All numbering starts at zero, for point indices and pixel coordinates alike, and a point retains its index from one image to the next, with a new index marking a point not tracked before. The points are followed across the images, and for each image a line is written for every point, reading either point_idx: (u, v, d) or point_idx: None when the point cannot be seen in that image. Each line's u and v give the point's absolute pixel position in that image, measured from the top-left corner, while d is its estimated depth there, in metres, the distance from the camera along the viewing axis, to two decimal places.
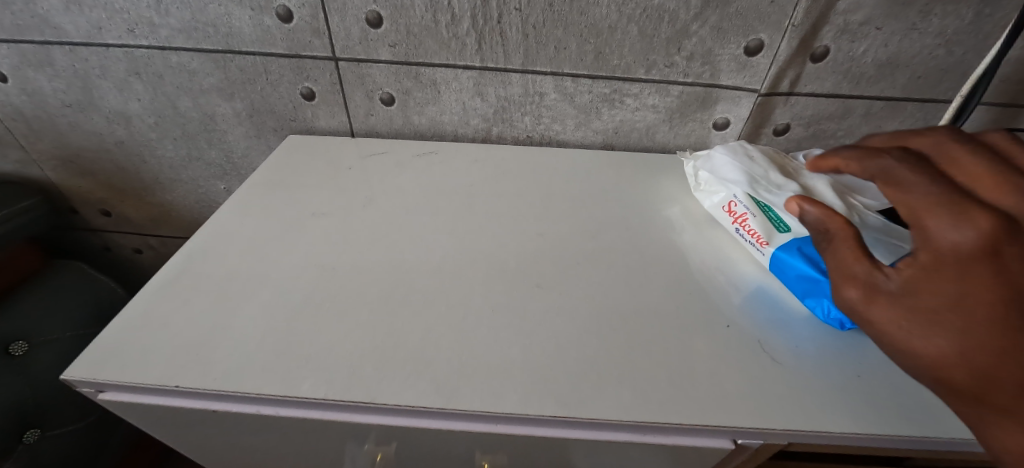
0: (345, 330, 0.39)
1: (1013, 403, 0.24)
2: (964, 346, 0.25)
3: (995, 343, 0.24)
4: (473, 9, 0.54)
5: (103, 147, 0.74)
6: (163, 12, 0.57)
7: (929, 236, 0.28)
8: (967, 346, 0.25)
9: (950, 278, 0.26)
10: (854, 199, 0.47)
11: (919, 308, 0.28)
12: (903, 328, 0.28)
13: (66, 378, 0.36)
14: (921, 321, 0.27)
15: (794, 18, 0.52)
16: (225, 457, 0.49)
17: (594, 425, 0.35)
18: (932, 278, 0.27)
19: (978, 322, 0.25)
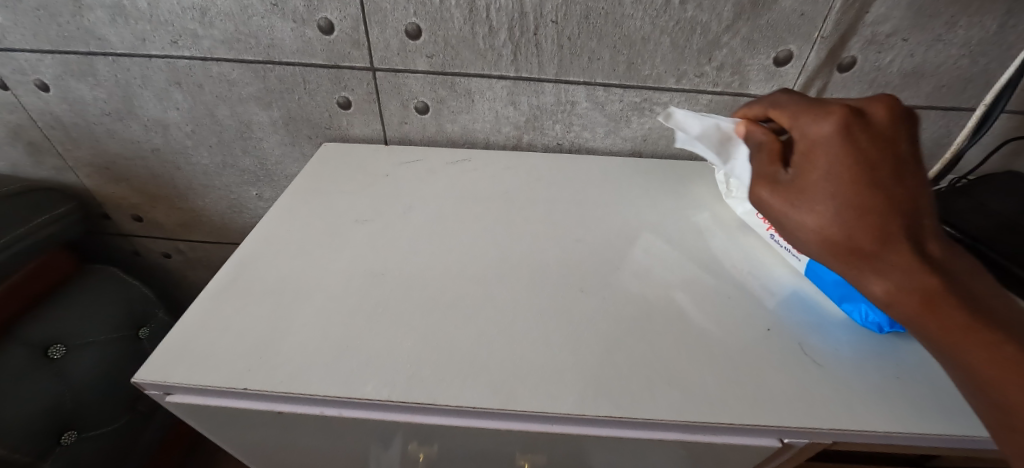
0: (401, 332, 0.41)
1: (873, 246, 0.31)
2: (836, 211, 0.33)
3: (853, 202, 0.32)
4: (510, 21, 0.55)
5: (139, 154, 0.76)
6: (207, 24, 0.59)
7: (806, 137, 0.35)
8: (840, 216, 0.32)
9: (823, 163, 0.34)
10: None
11: (806, 195, 0.34)
12: (796, 208, 0.34)
13: (135, 381, 0.37)
14: (809, 201, 0.34)
15: (823, 29, 0.54)
16: (274, 456, 0.50)
17: (646, 424, 0.36)
18: (812, 164, 0.34)
19: (843, 190, 0.32)
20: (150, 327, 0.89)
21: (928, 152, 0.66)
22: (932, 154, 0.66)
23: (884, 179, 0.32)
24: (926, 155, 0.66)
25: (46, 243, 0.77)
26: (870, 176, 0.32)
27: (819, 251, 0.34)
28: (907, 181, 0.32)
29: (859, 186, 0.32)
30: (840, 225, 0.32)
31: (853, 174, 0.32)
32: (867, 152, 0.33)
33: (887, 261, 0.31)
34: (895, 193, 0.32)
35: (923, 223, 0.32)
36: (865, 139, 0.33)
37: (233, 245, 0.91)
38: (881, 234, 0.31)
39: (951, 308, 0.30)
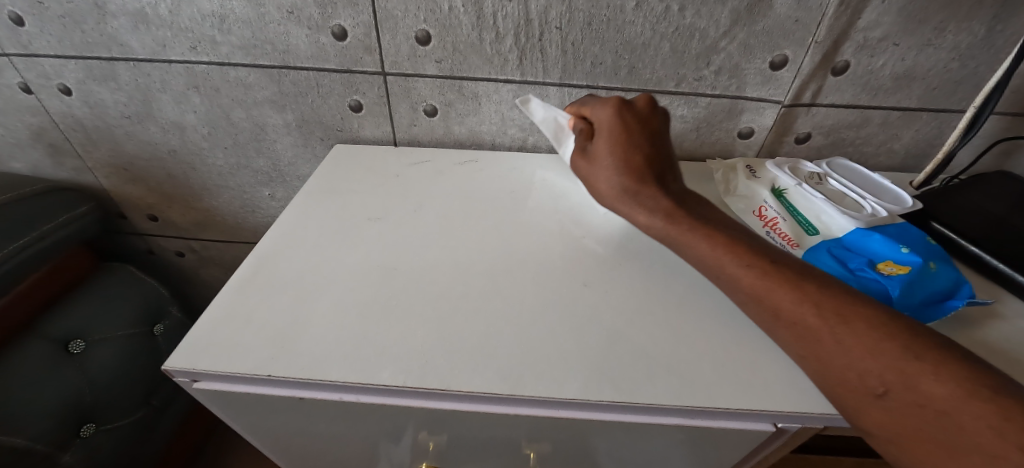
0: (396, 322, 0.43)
1: (635, 190, 0.47)
2: (610, 167, 0.48)
3: (620, 160, 0.48)
4: (516, 28, 0.58)
5: (156, 155, 0.79)
6: (225, 31, 0.62)
7: (599, 121, 0.51)
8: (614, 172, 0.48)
9: (604, 136, 0.50)
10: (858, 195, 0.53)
11: (597, 160, 0.50)
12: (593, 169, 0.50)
13: (166, 369, 0.40)
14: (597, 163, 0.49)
15: (818, 35, 0.56)
16: (290, 444, 0.53)
17: (648, 409, 0.38)
18: (599, 139, 0.50)
19: (616, 152, 0.48)
20: (164, 324, 0.92)
21: (921, 152, 0.68)
22: (924, 154, 0.68)
23: (641, 145, 0.48)
24: (918, 156, 0.68)
25: (66, 243, 0.80)
26: (632, 143, 0.48)
27: (613, 206, 0.49)
28: (655, 147, 0.49)
29: (624, 153, 0.48)
30: (621, 185, 0.47)
31: (620, 147, 0.48)
32: (631, 127, 0.49)
33: (646, 199, 0.46)
34: (647, 155, 0.48)
35: (663, 171, 0.48)
36: (627, 121, 0.50)
37: (245, 244, 0.93)
38: (640, 183, 0.47)
39: (683, 221, 0.44)
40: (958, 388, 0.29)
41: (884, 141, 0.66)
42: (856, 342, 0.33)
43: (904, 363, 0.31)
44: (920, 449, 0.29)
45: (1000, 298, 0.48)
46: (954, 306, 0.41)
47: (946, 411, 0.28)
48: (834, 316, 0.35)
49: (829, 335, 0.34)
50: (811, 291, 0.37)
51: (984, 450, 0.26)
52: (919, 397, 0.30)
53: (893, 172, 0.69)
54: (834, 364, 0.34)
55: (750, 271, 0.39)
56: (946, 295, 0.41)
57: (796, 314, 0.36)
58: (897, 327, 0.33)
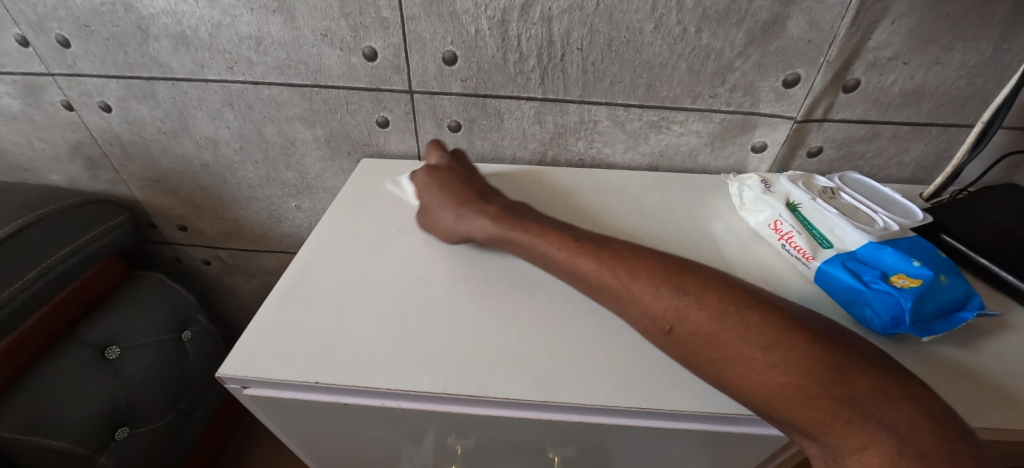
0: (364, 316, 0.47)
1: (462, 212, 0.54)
2: (441, 202, 0.56)
3: (446, 194, 0.56)
4: (539, 49, 0.60)
5: (189, 169, 0.82)
6: (261, 52, 0.65)
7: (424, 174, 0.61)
8: (444, 203, 0.56)
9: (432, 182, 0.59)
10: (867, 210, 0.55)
11: (431, 199, 0.57)
12: (430, 211, 0.57)
13: (219, 375, 0.42)
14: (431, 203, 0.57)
15: (829, 55, 0.58)
16: (326, 446, 0.55)
17: (673, 415, 0.40)
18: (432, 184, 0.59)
19: (440, 191, 0.57)
20: (192, 330, 0.95)
21: (930, 165, 0.70)
22: (934, 167, 0.70)
23: (458, 180, 0.58)
24: (928, 168, 0.70)
25: (103, 252, 0.84)
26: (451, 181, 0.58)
27: (457, 235, 0.54)
28: (468, 180, 0.59)
29: (447, 191, 0.57)
30: (452, 217, 0.54)
31: (442, 188, 0.57)
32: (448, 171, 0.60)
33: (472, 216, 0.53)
34: (464, 185, 0.57)
35: (477, 191, 0.57)
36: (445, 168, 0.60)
37: (270, 253, 0.96)
38: (462, 208, 0.54)
39: (507, 223, 0.51)
40: (717, 312, 0.36)
41: (894, 155, 0.68)
42: (644, 294, 0.40)
43: (677, 302, 0.38)
44: (704, 366, 0.36)
45: (1008, 309, 0.50)
46: (963, 318, 0.43)
47: (712, 332, 0.36)
48: (626, 276, 0.42)
49: (628, 292, 0.41)
50: (605, 259, 0.44)
51: (745, 357, 0.34)
52: (692, 328, 0.37)
53: (904, 184, 0.71)
54: (637, 317, 0.41)
55: (562, 252, 0.47)
56: (957, 306, 0.44)
57: (602, 282, 0.43)
58: (670, 272, 0.41)
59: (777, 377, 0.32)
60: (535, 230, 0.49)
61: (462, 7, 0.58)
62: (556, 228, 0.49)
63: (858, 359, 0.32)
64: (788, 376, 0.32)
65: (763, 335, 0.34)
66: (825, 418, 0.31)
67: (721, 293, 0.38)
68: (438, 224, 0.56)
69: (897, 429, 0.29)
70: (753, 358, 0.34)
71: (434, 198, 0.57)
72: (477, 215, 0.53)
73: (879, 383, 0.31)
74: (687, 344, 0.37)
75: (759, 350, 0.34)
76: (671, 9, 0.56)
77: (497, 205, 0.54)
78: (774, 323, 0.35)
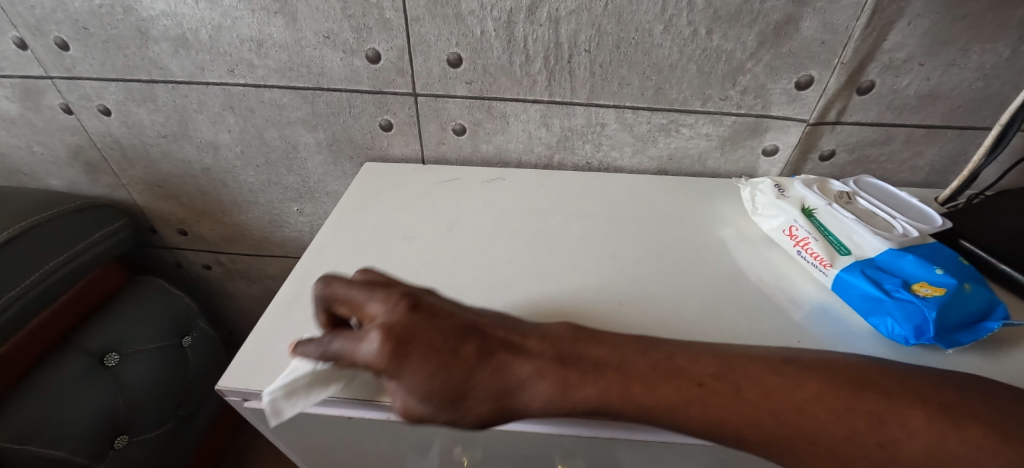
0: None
1: (518, 382, 0.34)
2: (458, 381, 0.33)
3: (455, 368, 0.34)
4: (546, 51, 0.59)
5: (189, 173, 0.81)
6: (263, 55, 0.64)
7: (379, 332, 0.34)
8: (458, 374, 0.33)
9: (416, 349, 0.33)
10: (882, 215, 0.54)
11: (422, 378, 0.33)
12: (432, 400, 0.33)
13: (219, 388, 0.41)
14: (426, 389, 0.33)
15: (843, 56, 0.57)
16: (328, 458, 0.54)
17: (688, 430, 0.39)
18: (417, 348, 0.33)
19: (437, 363, 0.33)
20: (192, 336, 0.94)
21: (945, 169, 0.68)
22: (949, 170, 0.68)
23: (446, 329, 0.35)
24: (943, 172, 0.69)
25: (102, 257, 0.83)
26: (438, 335, 0.35)
27: (506, 409, 0.34)
28: (457, 323, 0.36)
29: (449, 351, 0.34)
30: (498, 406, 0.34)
31: (435, 354, 0.33)
32: (421, 320, 0.35)
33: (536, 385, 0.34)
34: (464, 337, 0.35)
35: (477, 327, 0.37)
36: (409, 313, 0.35)
37: (271, 258, 0.95)
38: (510, 387, 0.34)
39: (587, 374, 0.35)
40: (930, 434, 0.30)
41: (908, 158, 0.67)
42: (824, 429, 0.31)
43: (868, 432, 0.31)
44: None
45: None
46: (989, 328, 0.42)
47: (936, 467, 0.28)
48: (790, 415, 0.32)
49: (812, 439, 0.31)
50: (755, 398, 0.33)
51: None
52: (908, 466, 0.29)
53: (918, 188, 0.69)
54: (823, 465, 0.31)
55: (693, 406, 0.33)
56: (981, 316, 0.42)
57: (763, 432, 0.32)
58: (838, 390, 0.33)
59: None
60: (630, 370, 0.35)
61: (467, 9, 0.56)
62: (642, 361, 0.36)
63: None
64: None
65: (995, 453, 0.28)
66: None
67: (913, 401, 0.31)
68: (468, 414, 0.34)
69: None
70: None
71: (451, 385, 0.33)
72: (536, 384, 0.34)
73: None
74: None
75: None
76: (681, 10, 0.55)
77: (535, 353, 0.36)
78: (992, 426, 0.29)
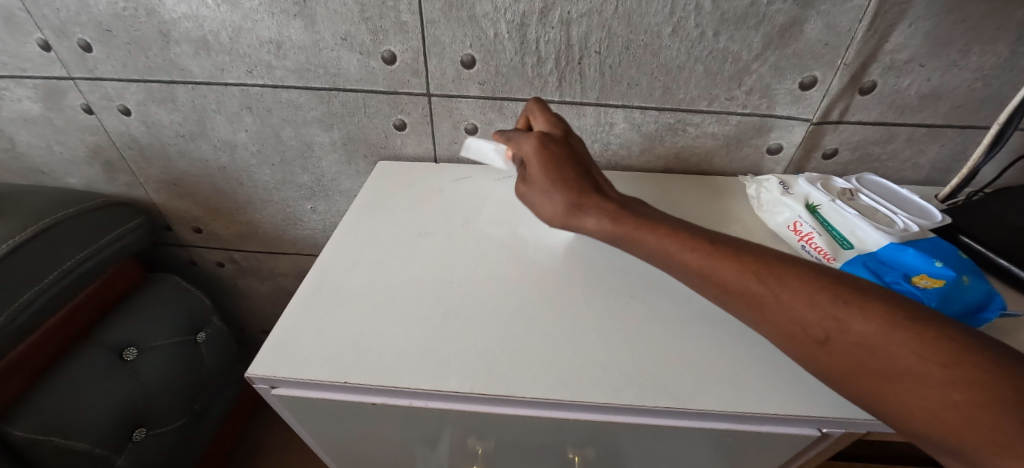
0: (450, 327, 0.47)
1: (587, 207, 0.50)
2: (560, 191, 0.50)
3: (564, 184, 0.50)
4: (558, 52, 0.61)
5: (206, 172, 0.83)
6: (281, 56, 0.66)
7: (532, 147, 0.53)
8: (562, 189, 0.50)
9: (552, 158, 0.52)
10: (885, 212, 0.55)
11: (547, 180, 0.51)
12: (542, 191, 0.51)
13: (248, 375, 0.43)
14: (547, 182, 0.51)
15: (846, 58, 0.58)
16: (348, 446, 0.56)
17: (698, 415, 0.41)
18: (552, 158, 0.52)
19: (557, 175, 0.51)
20: (206, 332, 0.96)
21: (945, 167, 0.70)
22: (949, 169, 0.70)
23: (586, 167, 0.53)
24: (943, 170, 0.70)
25: (120, 254, 0.85)
26: (576, 166, 0.52)
27: (564, 223, 0.51)
28: (594, 171, 0.53)
29: (559, 175, 0.51)
30: (568, 204, 0.50)
31: (555, 169, 0.51)
32: (568, 151, 0.53)
33: (591, 212, 0.49)
34: (588, 174, 0.52)
35: (596, 182, 0.53)
36: (554, 145, 0.53)
37: (283, 255, 0.97)
38: (582, 197, 0.50)
39: (627, 221, 0.48)
40: (881, 321, 0.33)
41: (909, 157, 0.69)
42: (792, 297, 0.37)
43: (834, 309, 0.35)
44: (868, 383, 0.33)
45: None
46: (985, 318, 0.43)
47: (879, 344, 0.32)
48: (773, 281, 0.38)
49: (773, 297, 0.38)
50: (748, 263, 0.40)
51: (915, 373, 0.30)
52: (854, 337, 0.33)
53: (919, 186, 0.71)
54: (780, 323, 0.37)
55: (697, 253, 0.43)
56: (978, 307, 0.44)
57: (741, 286, 0.40)
58: (826, 278, 0.37)
59: (952, 394, 0.29)
60: (658, 229, 0.46)
61: (482, 11, 0.58)
62: (696, 226, 0.47)
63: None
64: (968, 396, 0.28)
65: (940, 350, 0.30)
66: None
67: (883, 302, 0.34)
68: (549, 215, 0.51)
69: None
70: (930, 374, 0.30)
71: (553, 184, 0.50)
72: (595, 218, 0.49)
73: None
74: (843, 355, 0.34)
75: (936, 365, 0.30)
76: (689, 13, 0.56)
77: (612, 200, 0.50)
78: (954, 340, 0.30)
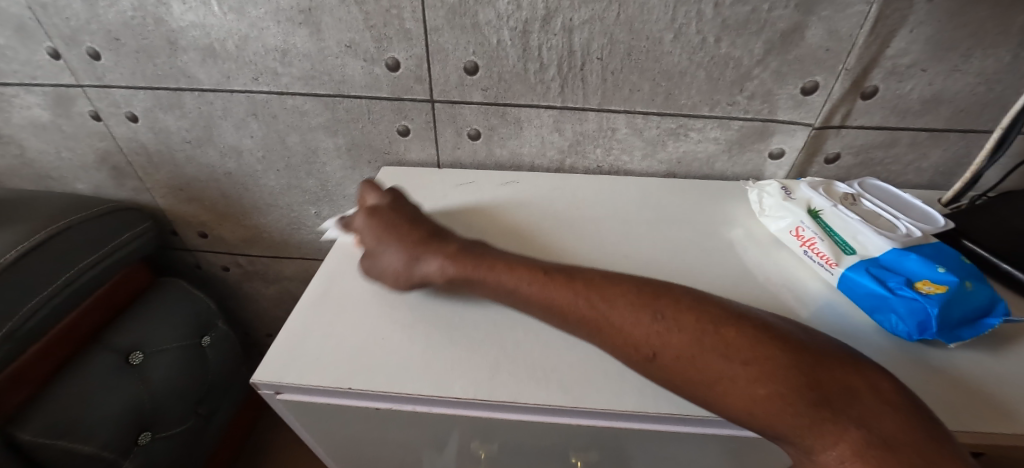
0: (388, 318, 0.49)
1: (421, 257, 0.49)
2: (394, 248, 0.50)
3: (398, 240, 0.51)
4: (560, 59, 0.62)
5: (212, 177, 0.84)
6: (287, 63, 0.66)
7: (366, 213, 0.55)
8: (397, 243, 0.51)
9: (383, 221, 0.53)
10: (888, 217, 0.55)
11: (383, 240, 0.52)
12: (380, 252, 0.51)
13: (253, 382, 0.43)
14: (382, 242, 0.52)
15: (848, 62, 0.59)
16: (352, 450, 0.56)
17: (701, 421, 0.41)
18: (386, 219, 0.53)
19: (388, 235, 0.52)
20: (212, 335, 0.96)
21: (948, 171, 0.70)
22: (952, 172, 0.70)
23: (418, 221, 0.54)
24: (946, 174, 0.70)
25: (127, 259, 0.85)
26: (410, 221, 0.53)
27: (408, 279, 0.50)
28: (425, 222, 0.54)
29: (393, 229, 0.52)
30: (404, 256, 0.49)
31: (387, 227, 0.52)
32: (396, 211, 0.54)
33: (427, 263, 0.49)
34: (420, 228, 0.52)
35: (426, 228, 0.53)
36: (383, 209, 0.55)
37: (288, 260, 0.97)
38: (416, 247, 0.50)
39: (464, 261, 0.48)
40: (693, 329, 0.37)
41: (912, 161, 0.69)
42: (622, 320, 0.40)
43: (658, 325, 0.38)
44: (694, 389, 0.36)
45: None
46: (989, 324, 0.43)
47: (694, 354, 0.36)
48: (604, 305, 0.41)
49: (606, 320, 0.41)
50: (580, 289, 0.43)
51: (726, 374, 0.34)
52: (672, 352, 0.37)
53: (922, 190, 0.71)
54: (618, 345, 0.40)
55: (534, 286, 0.45)
56: (982, 312, 0.44)
57: (579, 314, 0.42)
58: (644, 295, 0.41)
59: (757, 389, 0.33)
60: (499, 264, 0.47)
61: (485, 19, 0.59)
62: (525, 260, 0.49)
63: (815, 359, 0.34)
64: (769, 387, 0.33)
65: (742, 348, 0.35)
66: (805, 423, 0.31)
67: (694, 312, 0.39)
68: (388, 274, 0.50)
69: (868, 420, 0.31)
70: (736, 373, 0.34)
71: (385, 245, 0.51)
72: (429, 265, 0.49)
73: (846, 380, 0.33)
74: (668, 369, 0.37)
75: (742, 365, 0.34)
76: (691, 19, 0.57)
77: (452, 243, 0.51)
78: (753, 334, 0.36)
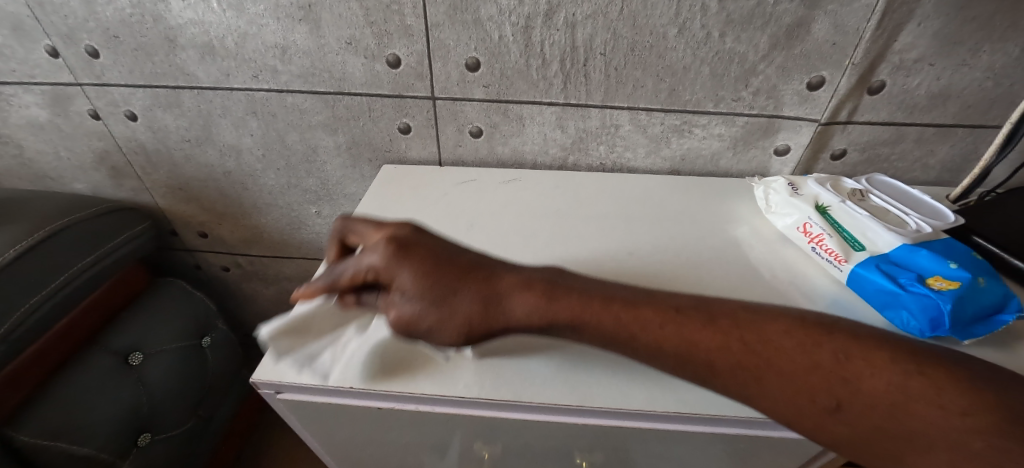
0: None
1: (501, 304, 0.38)
2: (454, 300, 0.38)
3: (454, 289, 0.38)
4: (562, 55, 0.61)
5: (211, 176, 0.83)
6: (286, 61, 0.66)
7: (377, 264, 0.40)
8: (453, 291, 0.38)
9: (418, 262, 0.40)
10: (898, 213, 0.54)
11: (426, 291, 0.38)
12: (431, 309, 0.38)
13: (253, 381, 0.42)
14: (432, 293, 0.38)
15: (854, 57, 0.58)
16: (353, 451, 0.55)
17: (709, 419, 0.40)
18: (421, 264, 0.39)
19: (435, 282, 0.38)
20: (212, 336, 0.96)
21: (956, 168, 0.69)
22: (960, 169, 0.69)
23: (460, 250, 0.41)
24: (954, 171, 0.69)
25: (126, 259, 0.85)
26: (451, 255, 0.41)
27: (489, 325, 0.38)
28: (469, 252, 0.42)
29: (436, 272, 0.39)
30: (479, 300, 0.38)
31: (428, 267, 0.39)
32: (424, 246, 0.41)
33: (513, 310, 0.38)
34: (470, 263, 0.40)
35: (478, 259, 0.41)
36: (407, 247, 0.40)
37: (289, 260, 0.97)
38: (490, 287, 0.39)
39: (563, 300, 0.38)
40: (887, 370, 0.31)
41: (919, 157, 0.68)
42: (794, 363, 0.33)
43: (840, 364, 0.32)
44: (889, 440, 0.30)
45: None
46: (1003, 320, 0.42)
47: (892, 400, 0.30)
48: (764, 345, 0.34)
49: (772, 365, 0.33)
50: (729, 326, 0.35)
51: (935, 426, 0.28)
52: (865, 399, 0.30)
53: (929, 187, 0.70)
54: (786, 394, 0.32)
55: (665, 328, 0.36)
56: (995, 309, 0.43)
57: (732, 357, 0.34)
58: (812, 328, 0.34)
59: (972, 441, 0.27)
60: (612, 301, 0.38)
61: (486, 15, 0.58)
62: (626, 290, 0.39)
63: None
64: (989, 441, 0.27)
65: (951, 393, 0.29)
66: None
67: (883, 349, 0.32)
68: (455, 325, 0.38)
69: None
70: (944, 423, 0.28)
71: (439, 297, 0.38)
72: (516, 304, 0.38)
73: None
74: (860, 421, 0.30)
75: (958, 415, 0.28)
76: (695, 14, 0.56)
77: (531, 273, 0.40)
78: (954, 376, 0.30)
